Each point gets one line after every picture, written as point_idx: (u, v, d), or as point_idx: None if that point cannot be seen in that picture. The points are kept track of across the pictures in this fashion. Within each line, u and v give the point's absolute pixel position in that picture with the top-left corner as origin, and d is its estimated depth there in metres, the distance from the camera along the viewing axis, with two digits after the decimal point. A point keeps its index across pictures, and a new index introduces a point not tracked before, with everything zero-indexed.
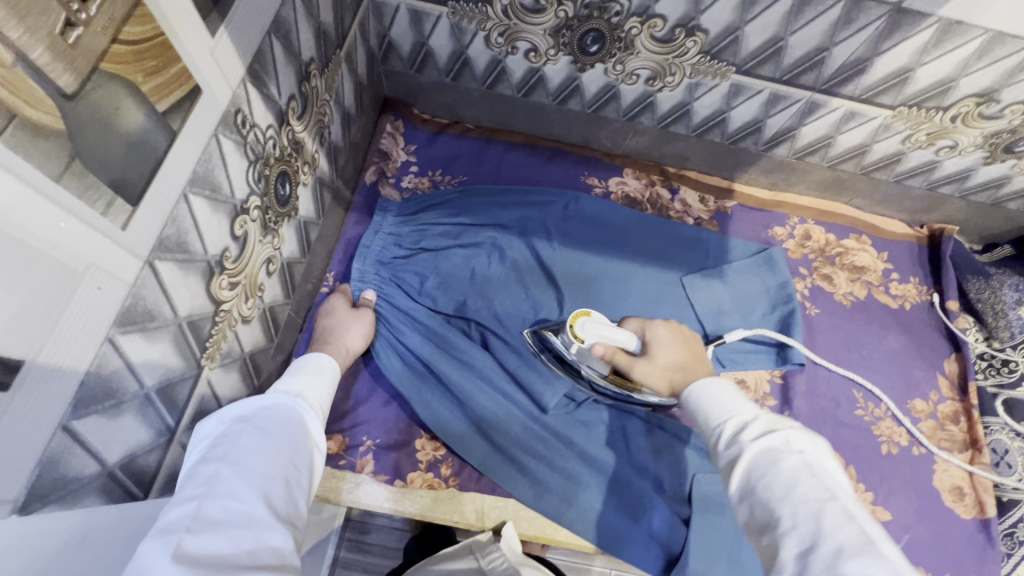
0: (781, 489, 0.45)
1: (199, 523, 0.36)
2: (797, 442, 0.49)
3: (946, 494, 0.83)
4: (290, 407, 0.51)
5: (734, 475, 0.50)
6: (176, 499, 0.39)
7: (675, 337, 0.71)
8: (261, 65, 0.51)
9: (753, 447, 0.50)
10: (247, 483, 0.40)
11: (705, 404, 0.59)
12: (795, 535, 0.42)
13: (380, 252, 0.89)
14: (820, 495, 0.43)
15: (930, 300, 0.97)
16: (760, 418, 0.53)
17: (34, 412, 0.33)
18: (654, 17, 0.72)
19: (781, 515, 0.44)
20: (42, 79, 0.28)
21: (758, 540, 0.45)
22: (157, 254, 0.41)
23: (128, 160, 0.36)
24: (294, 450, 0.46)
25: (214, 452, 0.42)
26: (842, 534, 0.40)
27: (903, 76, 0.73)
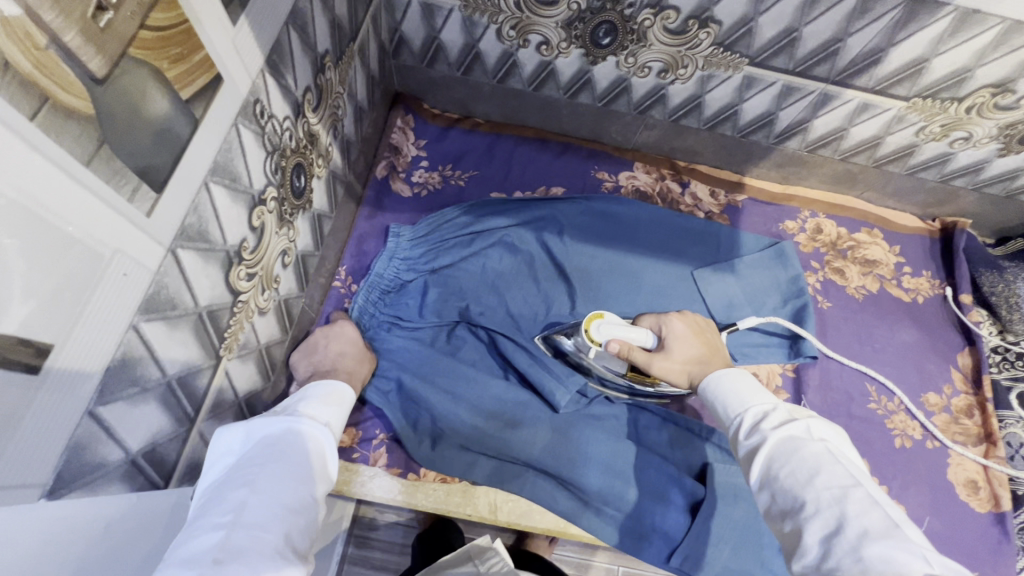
0: (805, 475, 0.45)
1: (225, 555, 0.38)
2: (817, 431, 0.49)
3: (960, 488, 0.83)
4: (314, 435, 0.53)
5: (756, 463, 0.49)
6: (201, 524, 0.41)
7: (690, 330, 0.71)
8: (279, 55, 0.51)
9: (775, 435, 0.50)
10: (269, 517, 0.42)
11: (722, 395, 0.58)
12: (819, 520, 0.42)
13: (392, 280, 0.88)
14: (845, 481, 0.43)
15: (943, 293, 0.97)
16: (779, 407, 0.53)
17: (62, 397, 0.33)
18: (667, 8, 0.72)
19: (805, 500, 0.44)
20: (74, 61, 0.28)
21: (780, 524, 0.46)
22: (179, 242, 0.41)
23: (153, 148, 0.36)
24: (313, 484, 0.48)
25: (239, 479, 0.45)
26: (866, 518, 0.40)
27: (919, 67, 0.73)
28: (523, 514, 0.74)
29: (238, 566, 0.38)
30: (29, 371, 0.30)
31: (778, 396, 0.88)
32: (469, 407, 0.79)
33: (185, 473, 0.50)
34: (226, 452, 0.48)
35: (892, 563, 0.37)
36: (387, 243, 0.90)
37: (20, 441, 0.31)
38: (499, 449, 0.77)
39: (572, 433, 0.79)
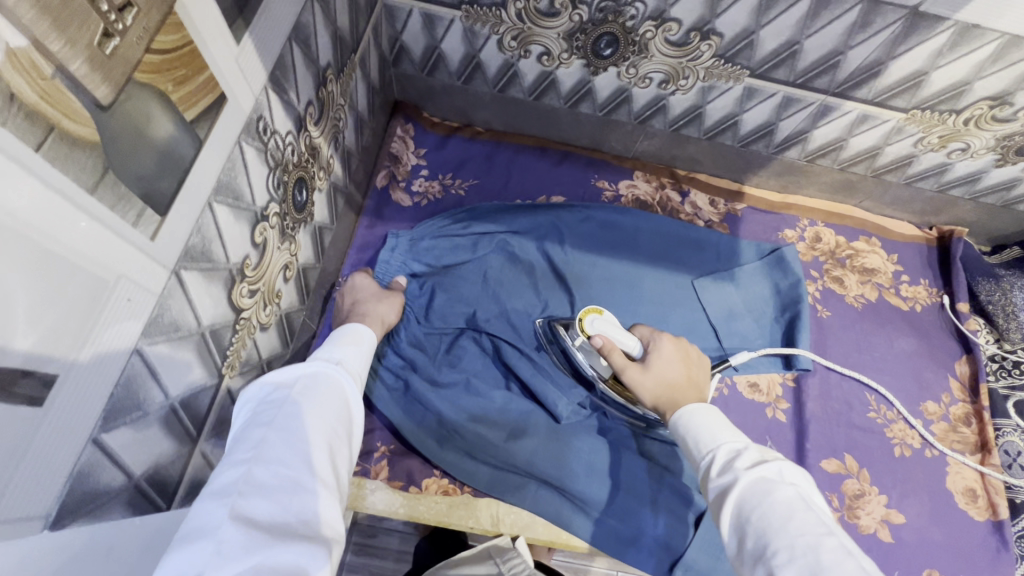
0: (778, 520, 0.45)
1: (251, 487, 0.39)
2: (788, 476, 0.49)
3: (958, 496, 0.84)
4: (328, 375, 0.54)
5: (727, 506, 0.49)
6: (227, 461, 0.42)
7: (678, 355, 0.71)
8: (282, 70, 0.51)
9: (747, 476, 0.49)
10: (292, 449, 0.44)
11: (694, 430, 0.58)
12: (794, 568, 0.41)
13: (389, 275, 0.87)
14: (819, 530, 0.43)
15: (940, 302, 0.97)
16: (750, 446, 0.53)
17: (64, 428, 0.32)
18: (669, 20, 0.72)
19: (778, 547, 0.43)
20: (80, 91, 0.28)
21: (751, 572, 0.45)
22: (183, 263, 0.40)
23: (157, 171, 0.35)
24: (333, 419, 0.50)
25: (260, 421, 0.46)
26: (842, 568, 0.40)
27: (918, 80, 0.73)
28: (525, 527, 0.74)
29: (264, 497, 0.39)
30: (36, 404, 0.30)
31: (778, 406, 0.88)
32: (471, 417, 0.79)
33: (188, 494, 0.49)
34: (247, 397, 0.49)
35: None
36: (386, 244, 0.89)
37: (21, 475, 0.30)
38: (501, 461, 0.77)
39: (575, 445, 0.79)
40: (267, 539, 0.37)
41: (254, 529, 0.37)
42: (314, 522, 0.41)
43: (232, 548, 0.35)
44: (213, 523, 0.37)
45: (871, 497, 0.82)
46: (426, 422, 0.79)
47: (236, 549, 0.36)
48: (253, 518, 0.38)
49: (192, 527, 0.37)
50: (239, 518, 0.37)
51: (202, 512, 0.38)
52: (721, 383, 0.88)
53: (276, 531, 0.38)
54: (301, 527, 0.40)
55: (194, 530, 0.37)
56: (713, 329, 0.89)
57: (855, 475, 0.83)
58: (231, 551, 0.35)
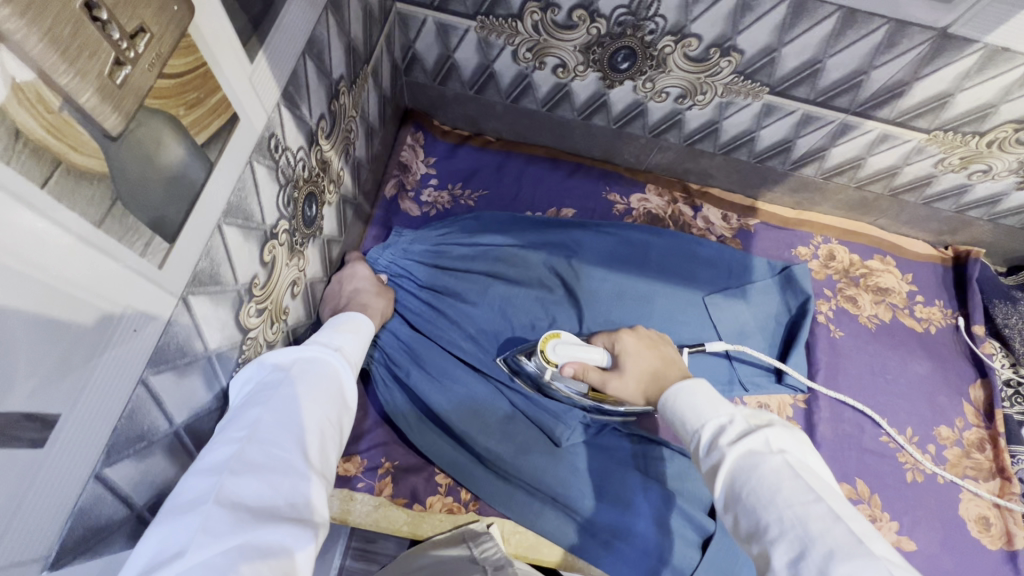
0: (766, 492, 0.42)
1: (241, 466, 0.39)
2: (777, 443, 0.46)
3: (971, 524, 0.82)
4: (327, 361, 0.52)
5: (719, 483, 0.46)
6: (220, 439, 0.42)
7: (643, 345, 0.69)
8: (296, 86, 0.49)
9: (733, 451, 0.46)
10: (285, 432, 0.43)
11: (681, 406, 0.55)
12: (784, 542, 0.39)
13: (388, 268, 0.87)
14: (806, 497, 0.41)
15: (955, 323, 0.96)
16: (736, 416, 0.50)
17: (66, 465, 0.31)
18: (689, 36, 0.70)
19: (768, 521, 0.41)
20: (89, 122, 0.26)
21: (748, 546, 0.43)
22: (191, 289, 0.39)
23: (165, 197, 0.34)
24: (329, 406, 0.49)
25: (255, 402, 0.45)
26: (832, 536, 0.38)
27: (942, 101, 0.72)
28: (531, 547, 0.75)
29: (252, 476, 0.39)
30: (37, 446, 0.29)
31: None
32: (478, 428, 0.77)
33: None
34: (245, 379, 0.49)
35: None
36: (388, 237, 0.90)
37: (20, 519, 0.29)
38: (507, 475, 0.76)
39: (584, 465, 0.77)
40: (253, 518, 0.37)
41: (239, 508, 0.37)
42: (301, 504, 0.40)
43: (217, 525, 0.35)
44: (201, 499, 0.37)
45: (881, 523, 0.80)
46: (427, 427, 0.79)
47: (221, 526, 0.35)
48: (242, 496, 0.38)
49: (181, 500, 0.37)
50: (227, 495, 0.37)
51: (192, 488, 0.38)
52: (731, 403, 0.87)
53: (263, 511, 0.38)
54: (288, 509, 0.39)
55: (182, 506, 0.36)
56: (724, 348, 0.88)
57: (867, 500, 0.82)
58: (216, 527, 0.35)
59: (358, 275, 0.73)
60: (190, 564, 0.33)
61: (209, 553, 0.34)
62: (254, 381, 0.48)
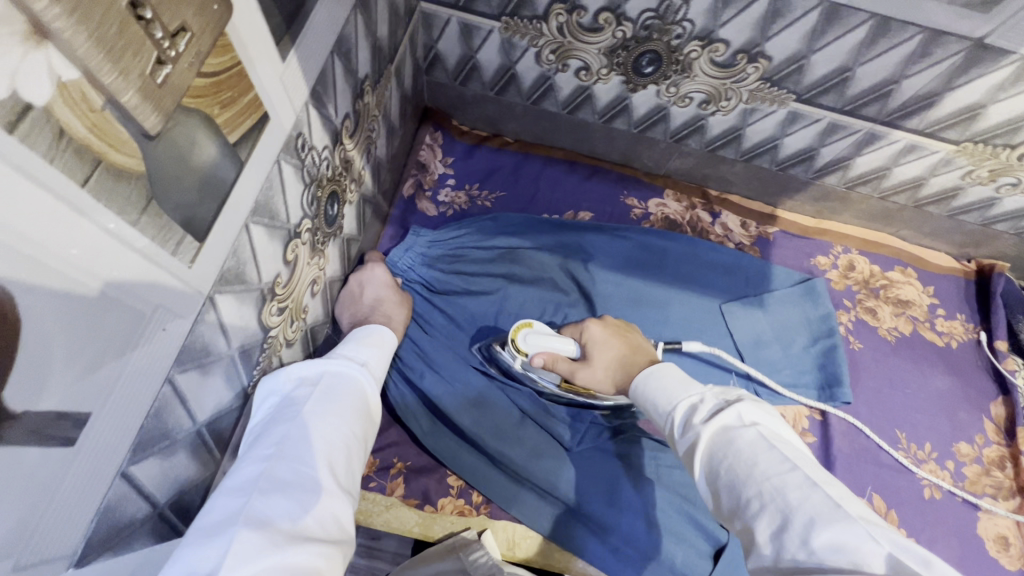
0: (743, 468, 0.42)
1: (270, 485, 0.39)
2: (748, 417, 0.46)
3: (989, 542, 0.80)
4: (352, 374, 0.52)
5: (697, 464, 0.46)
6: (248, 455, 0.42)
7: (610, 333, 0.67)
8: (323, 85, 0.49)
9: (708, 429, 0.46)
10: (312, 450, 0.43)
11: (652, 391, 0.54)
12: (765, 516, 0.39)
13: (406, 271, 0.87)
14: (781, 468, 0.40)
15: (977, 338, 0.94)
16: (706, 395, 0.50)
17: (95, 462, 0.31)
18: (716, 41, 0.69)
19: (747, 497, 0.41)
20: (129, 121, 0.26)
21: (731, 522, 0.42)
22: (218, 287, 0.39)
23: (197, 196, 0.34)
24: (356, 422, 0.49)
25: (282, 417, 0.45)
26: (810, 504, 0.38)
27: (973, 113, 0.70)
28: (542, 552, 0.74)
29: (282, 496, 0.39)
30: (69, 444, 0.28)
31: (805, 439, 0.85)
32: (492, 432, 0.77)
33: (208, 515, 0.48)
34: (270, 392, 0.49)
35: (843, 549, 0.34)
36: (405, 238, 0.89)
37: (50, 519, 0.29)
38: (519, 478, 0.76)
39: (597, 471, 0.76)
40: (283, 537, 0.37)
41: (269, 528, 0.37)
42: (328, 523, 0.40)
43: (248, 545, 0.35)
44: (232, 517, 0.37)
45: None
46: (440, 430, 0.79)
47: (253, 545, 0.35)
48: (272, 514, 0.38)
49: (211, 520, 0.37)
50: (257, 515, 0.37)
51: (223, 506, 0.38)
52: None
53: (292, 530, 0.38)
54: (315, 528, 0.39)
55: (213, 524, 0.37)
56: (740, 356, 0.87)
57: (884, 515, 0.80)
58: (247, 548, 0.35)
59: (376, 273, 0.73)
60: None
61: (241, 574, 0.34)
62: (280, 395, 0.49)
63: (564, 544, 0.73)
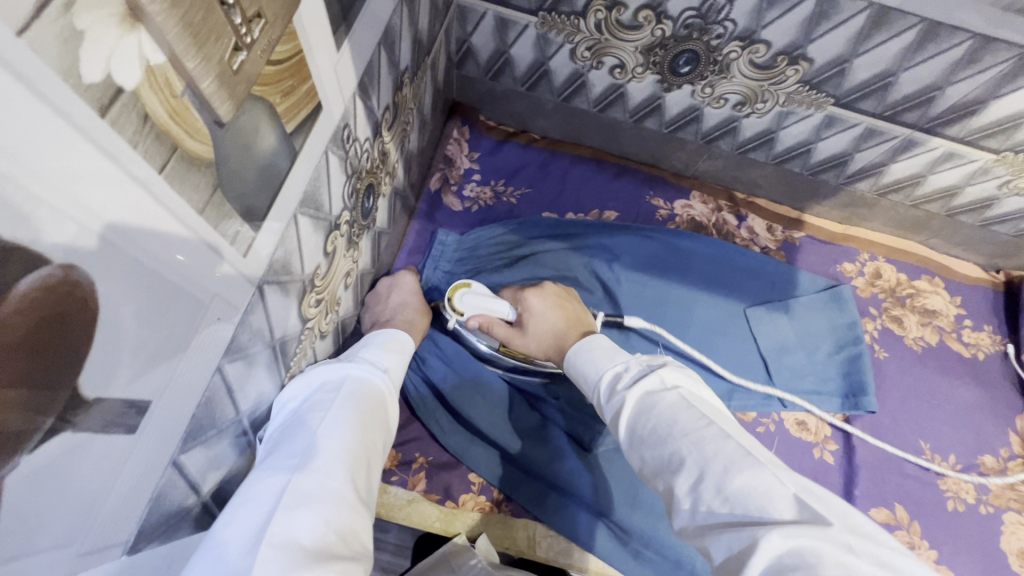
0: (664, 426, 0.41)
1: (295, 498, 0.38)
2: (672, 379, 0.45)
3: (1013, 557, 0.79)
4: (371, 381, 0.52)
5: (621, 429, 0.45)
6: (270, 468, 0.41)
7: (548, 304, 0.69)
8: (370, 76, 0.49)
9: (632, 392, 0.45)
10: (336, 461, 0.42)
11: (581, 364, 0.54)
12: (684, 470, 0.39)
13: (432, 275, 0.86)
14: (698, 422, 0.40)
15: (1004, 350, 0.92)
16: (632, 363, 0.49)
17: (151, 451, 0.31)
18: (757, 42, 0.68)
19: (668, 453, 0.40)
20: (205, 108, 0.26)
21: (654, 483, 0.42)
22: (267, 278, 0.39)
23: (257, 184, 0.33)
24: (375, 431, 0.47)
25: (305, 424, 0.44)
26: (724, 453, 0.38)
27: (1016, 122, 0.69)
28: (562, 552, 0.73)
29: (306, 510, 0.37)
30: (131, 431, 0.28)
31: (827, 447, 0.84)
32: (514, 433, 0.78)
33: None
34: (291, 399, 0.48)
35: (754, 494, 0.35)
36: (430, 239, 0.89)
37: (108, 508, 0.29)
38: (543, 476, 0.76)
39: (618, 471, 0.76)
40: (309, 555, 0.35)
41: (294, 546, 0.35)
42: (351, 539, 0.38)
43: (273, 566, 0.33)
44: (257, 535, 0.35)
45: (920, 551, 0.78)
46: (460, 431, 0.78)
47: (277, 564, 0.33)
48: (297, 531, 0.36)
49: (233, 538, 0.35)
50: (282, 533, 0.35)
51: (245, 521, 0.36)
52: (768, 419, 0.84)
53: (318, 547, 0.36)
54: (340, 545, 0.37)
55: (235, 543, 0.35)
56: (764, 362, 0.87)
57: (905, 526, 0.79)
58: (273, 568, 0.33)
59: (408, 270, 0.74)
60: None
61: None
62: (300, 402, 0.47)
63: (583, 544, 0.73)
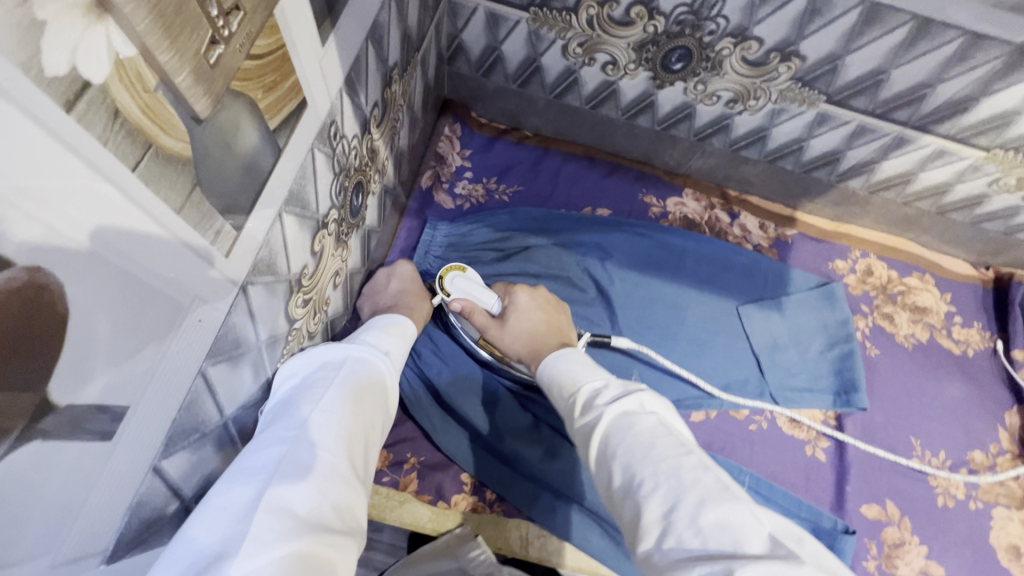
0: (640, 449, 0.42)
1: (290, 468, 0.37)
2: (650, 405, 0.47)
3: (1001, 552, 0.79)
4: (372, 361, 0.51)
5: (593, 447, 0.45)
6: (268, 438, 0.40)
7: (536, 304, 0.70)
8: (357, 72, 0.48)
9: (610, 410, 0.46)
10: (334, 434, 0.41)
11: (559, 375, 0.54)
12: (658, 495, 0.39)
13: (426, 268, 0.85)
14: (676, 450, 0.41)
15: (993, 347, 0.93)
16: (611, 382, 0.50)
17: (129, 457, 0.30)
18: (749, 39, 0.68)
19: (642, 476, 0.40)
20: (181, 104, 0.25)
21: (621, 509, 0.42)
22: (251, 277, 0.38)
23: (239, 182, 0.32)
24: (375, 409, 0.47)
25: (304, 399, 0.44)
26: (701, 485, 0.38)
27: (1007, 119, 0.69)
28: (555, 552, 0.72)
29: (301, 481, 0.37)
30: (106, 438, 0.27)
31: (819, 444, 0.84)
32: (508, 431, 0.77)
33: None
34: (292, 375, 0.47)
35: (728, 528, 0.36)
36: (422, 236, 0.88)
37: (84, 516, 0.28)
38: (534, 475, 0.75)
39: None
40: (302, 525, 0.35)
41: (288, 515, 0.35)
42: (345, 513, 0.38)
43: (267, 533, 0.33)
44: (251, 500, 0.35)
45: (910, 547, 0.78)
46: (453, 429, 0.78)
47: (270, 530, 0.33)
48: (291, 500, 0.36)
49: (228, 502, 0.35)
50: (276, 501, 0.35)
51: (240, 489, 0.36)
52: (761, 416, 0.84)
53: (312, 518, 0.36)
54: (333, 518, 0.37)
55: (230, 507, 0.35)
56: (757, 359, 0.86)
57: (896, 522, 0.80)
58: (265, 535, 0.33)
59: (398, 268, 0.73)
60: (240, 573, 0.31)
61: (258, 562, 0.32)
62: (302, 377, 0.47)
63: (575, 544, 0.72)
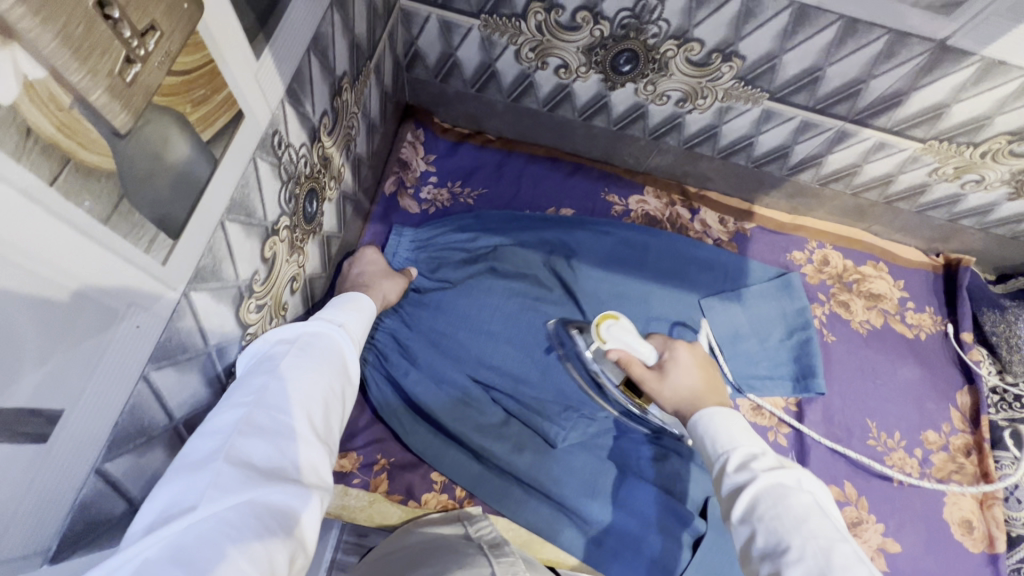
0: (791, 522, 0.42)
1: (250, 428, 0.39)
2: (807, 484, 0.46)
3: (954, 526, 0.82)
4: (330, 337, 0.52)
5: (739, 504, 0.46)
6: (225, 404, 0.42)
7: (697, 361, 0.63)
8: (300, 83, 0.49)
9: (765, 478, 0.46)
10: (292, 399, 0.43)
11: (712, 428, 0.53)
12: (801, 566, 0.40)
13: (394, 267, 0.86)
14: (833, 534, 0.41)
15: (944, 330, 0.97)
16: (769, 451, 0.49)
17: (70, 456, 0.31)
18: (691, 40, 0.71)
19: (790, 544, 0.41)
20: (98, 119, 0.27)
21: (757, 567, 0.43)
22: (193, 285, 0.39)
23: (173, 194, 0.34)
24: (335, 377, 0.49)
25: (263, 370, 0.45)
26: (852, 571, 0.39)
27: (938, 112, 0.73)
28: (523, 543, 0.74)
29: (260, 439, 0.39)
30: (40, 440, 0.29)
31: (780, 430, 0.87)
32: (476, 428, 0.77)
33: None
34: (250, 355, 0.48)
35: None
36: (389, 239, 0.89)
37: (22, 511, 0.29)
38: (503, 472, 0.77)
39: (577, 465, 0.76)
40: (263, 476, 0.37)
41: (247, 468, 0.37)
42: (306, 469, 0.41)
43: (230, 482, 0.35)
44: (212, 455, 0.37)
45: (866, 525, 0.81)
46: (422, 427, 0.79)
47: (232, 480, 0.36)
48: (251, 455, 0.38)
49: (189, 460, 0.37)
50: (237, 455, 0.37)
51: (199, 448, 0.38)
52: None
53: (270, 471, 0.38)
54: (293, 472, 0.40)
55: (191, 464, 0.37)
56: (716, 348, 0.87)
57: (853, 502, 0.83)
58: (227, 483, 0.35)
59: None
60: (204, 515, 0.33)
61: (220, 506, 0.34)
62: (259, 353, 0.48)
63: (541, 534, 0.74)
